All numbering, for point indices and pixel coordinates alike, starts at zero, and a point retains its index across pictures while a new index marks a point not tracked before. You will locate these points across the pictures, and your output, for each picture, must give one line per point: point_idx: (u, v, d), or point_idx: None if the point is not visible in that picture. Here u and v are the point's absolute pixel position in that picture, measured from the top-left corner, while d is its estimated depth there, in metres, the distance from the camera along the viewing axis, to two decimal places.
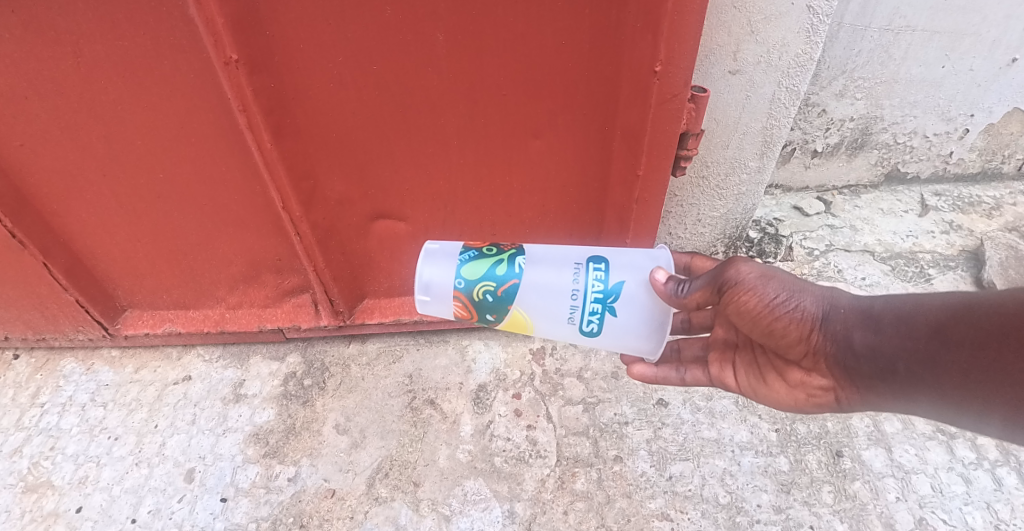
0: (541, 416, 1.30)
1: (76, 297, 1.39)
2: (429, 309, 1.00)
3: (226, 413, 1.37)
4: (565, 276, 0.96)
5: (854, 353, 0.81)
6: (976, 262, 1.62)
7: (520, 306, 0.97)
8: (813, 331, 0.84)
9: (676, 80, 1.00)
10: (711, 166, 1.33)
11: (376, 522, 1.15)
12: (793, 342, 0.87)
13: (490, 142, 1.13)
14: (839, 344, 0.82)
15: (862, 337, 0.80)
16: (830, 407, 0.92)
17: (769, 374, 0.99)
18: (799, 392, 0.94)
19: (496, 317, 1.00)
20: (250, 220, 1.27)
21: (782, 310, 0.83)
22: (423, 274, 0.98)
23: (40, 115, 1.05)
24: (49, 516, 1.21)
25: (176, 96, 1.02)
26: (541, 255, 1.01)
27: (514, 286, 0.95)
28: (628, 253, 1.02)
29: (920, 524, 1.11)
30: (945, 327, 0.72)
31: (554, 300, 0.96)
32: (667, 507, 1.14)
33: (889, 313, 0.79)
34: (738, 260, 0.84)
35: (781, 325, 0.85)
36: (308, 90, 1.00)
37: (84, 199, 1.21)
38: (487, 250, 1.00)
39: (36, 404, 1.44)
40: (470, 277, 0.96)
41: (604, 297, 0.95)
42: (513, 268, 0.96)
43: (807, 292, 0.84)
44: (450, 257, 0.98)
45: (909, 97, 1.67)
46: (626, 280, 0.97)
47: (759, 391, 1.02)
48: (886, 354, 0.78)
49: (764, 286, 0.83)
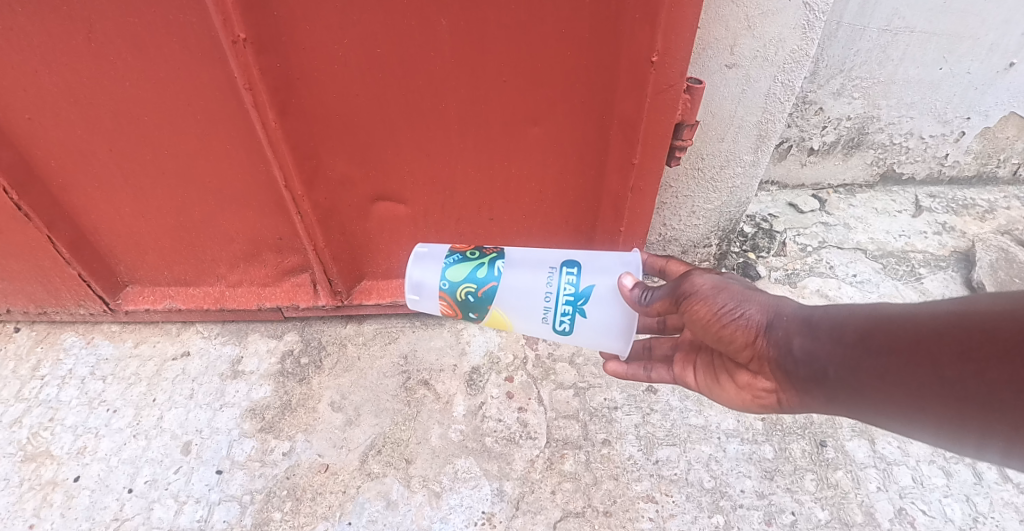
0: (533, 399, 1.33)
1: (79, 272, 1.41)
2: (422, 307, 1.06)
3: (223, 389, 1.39)
4: (540, 278, 1.00)
5: (792, 357, 0.78)
6: (966, 263, 1.65)
7: (499, 306, 1.01)
8: (758, 337, 0.82)
9: (672, 71, 1.02)
10: (706, 158, 1.35)
11: (369, 496, 1.17)
12: (740, 346, 0.85)
13: (489, 129, 1.15)
14: (780, 349, 0.79)
15: (801, 343, 0.77)
16: (773, 409, 0.89)
17: (723, 374, 0.97)
18: (746, 393, 0.91)
19: (479, 316, 1.04)
20: (252, 199, 1.29)
21: (729, 317, 0.83)
22: (414, 274, 1.04)
23: (50, 90, 1.07)
24: (48, 484, 1.23)
25: (181, 74, 1.04)
26: (520, 259, 1.04)
27: (494, 289, 1.00)
28: (601, 256, 1.05)
29: (899, 513, 1.14)
30: (869, 334, 0.70)
31: (530, 301, 1.00)
32: (653, 490, 1.17)
33: (826, 320, 0.76)
34: (695, 274, 0.89)
35: (728, 332, 0.84)
36: (316, 72, 1.03)
37: (90, 173, 1.24)
38: (470, 252, 1.05)
39: (36, 376, 1.46)
40: (455, 280, 1.02)
41: (575, 300, 0.99)
42: (493, 271, 1.01)
43: (753, 301, 0.84)
44: (438, 260, 1.05)
45: (906, 98, 1.69)
46: (598, 283, 0.99)
47: (714, 391, 1.00)
48: (819, 359, 0.75)
49: (715, 296, 0.85)
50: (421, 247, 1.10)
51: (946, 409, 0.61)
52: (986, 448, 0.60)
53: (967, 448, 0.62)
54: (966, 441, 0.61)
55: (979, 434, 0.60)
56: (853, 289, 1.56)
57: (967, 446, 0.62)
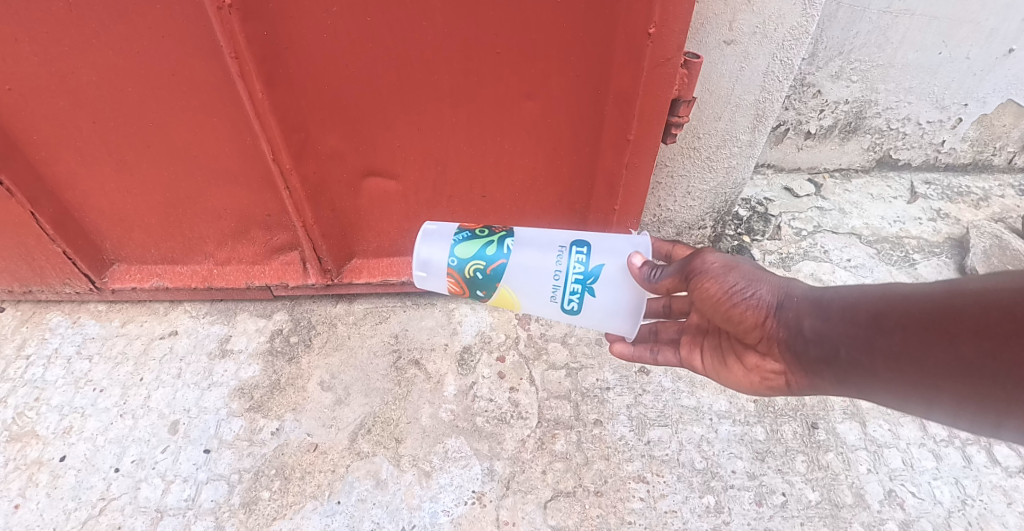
0: (525, 379, 1.32)
1: (64, 249, 1.38)
2: (428, 285, 1.05)
3: (212, 368, 1.38)
4: (549, 258, 0.99)
5: (803, 338, 0.77)
6: (960, 250, 1.64)
7: (507, 284, 1.00)
8: (768, 318, 0.81)
9: (670, 44, 1.00)
10: (702, 138, 1.33)
11: (358, 475, 1.16)
12: (749, 327, 0.84)
13: (483, 102, 1.13)
14: (790, 330, 0.79)
15: (812, 324, 0.76)
16: (782, 392, 0.88)
17: (730, 356, 0.96)
18: (754, 375, 0.91)
19: (486, 294, 1.03)
20: (240, 174, 1.26)
21: (739, 297, 0.82)
22: (421, 253, 1.02)
23: (31, 58, 1.04)
24: (34, 464, 1.21)
25: (167, 42, 1.01)
26: (528, 238, 1.03)
27: (502, 267, 0.99)
28: (611, 237, 1.04)
29: (888, 495, 1.14)
30: (882, 315, 0.68)
31: (538, 280, 0.99)
32: (644, 470, 1.17)
33: (837, 301, 0.75)
34: (706, 252, 0.87)
35: (737, 312, 0.83)
36: (303, 40, 1.00)
37: (73, 147, 1.20)
38: (480, 230, 1.03)
39: (21, 355, 1.43)
40: (463, 257, 1.00)
41: (584, 279, 0.97)
42: (503, 249, 0.99)
43: (764, 282, 0.83)
44: (446, 238, 1.02)
45: (905, 82, 1.68)
46: (607, 263, 0.98)
47: (721, 374, 0.99)
48: (831, 339, 0.74)
49: (725, 276, 0.83)
50: (428, 224, 1.07)
51: (965, 389, 0.61)
52: (982, 418, 0.61)
53: (961, 421, 0.64)
54: (968, 415, 0.63)
55: (987, 409, 0.60)
56: (847, 273, 1.55)
57: (965, 417, 0.63)
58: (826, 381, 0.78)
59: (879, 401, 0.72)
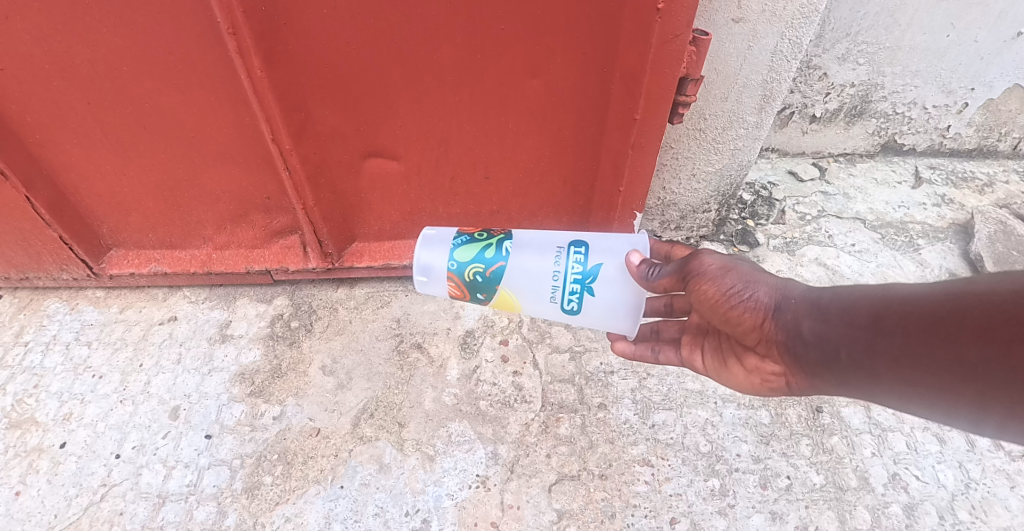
0: (528, 363, 1.31)
1: (60, 234, 1.36)
2: (429, 290, 1.04)
3: (212, 353, 1.36)
4: (547, 260, 0.98)
5: (802, 341, 0.75)
6: (965, 235, 1.63)
7: (507, 286, 0.99)
8: (766, 320, 0.79)
9: (679, 19, 0.97)
10: (709, 118, 1.31)
11: (362, 459, 1.15)
12: (747, 329, 0.82)
13: (486, 80, 1.11)
14: (789, 333, 0.76)
15: (811, 326, 0.74)
16: (783, 392, 0.87)
17: (730, 358, 0.94)
18: (755, 377, 0.89)
19: (486, 297, 1.02)
20: (239, 155, 1.24)
21: (736, 299, 0.80)
22: (421, 258, 1.01)
23: (23, 37, 1.01)
24: (33, 451, 1.20)
25: (161, 21, 0.98)
26: (527, 240, 1.02)
27: (501, 269, 0.98)
28: (609, 237, 1.03)
29: (892, 478, 1.14)
30: (882, 315, 0.67)
31: (538, 282, 0.98)
32: (648, 453, 1.16)
33: (835, 303, 0.73)
34: (703, 253, 0.86)
35: (735, 314, 0.81)
36: (303, 15, 0.97)
37: (68, 128, 1.18)
38: (478, 233, 1.03)
39: (19, 342, 1.42)
40: (462, 260, 1.00)
41: (583, 279, 0.96)
42: (501, 252, 0.99)
43: (761, 283, 0.81)
44: (445, 242, 1.02)
45: (911, 66, 1.66)
46: (606, 263, 0.97)
47: (722, 375, 0.97)
48: (831, 342, 0.72)
49: (722, 277, 0.82)
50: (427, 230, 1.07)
51: (966, 391, 0.59)
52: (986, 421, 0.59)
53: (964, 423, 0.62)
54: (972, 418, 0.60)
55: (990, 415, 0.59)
56: (852, 258, 1.54)
57: (967, 418, 0.61)
58: (827, 383, 0.76)
59: (881, 403, 0.70)
